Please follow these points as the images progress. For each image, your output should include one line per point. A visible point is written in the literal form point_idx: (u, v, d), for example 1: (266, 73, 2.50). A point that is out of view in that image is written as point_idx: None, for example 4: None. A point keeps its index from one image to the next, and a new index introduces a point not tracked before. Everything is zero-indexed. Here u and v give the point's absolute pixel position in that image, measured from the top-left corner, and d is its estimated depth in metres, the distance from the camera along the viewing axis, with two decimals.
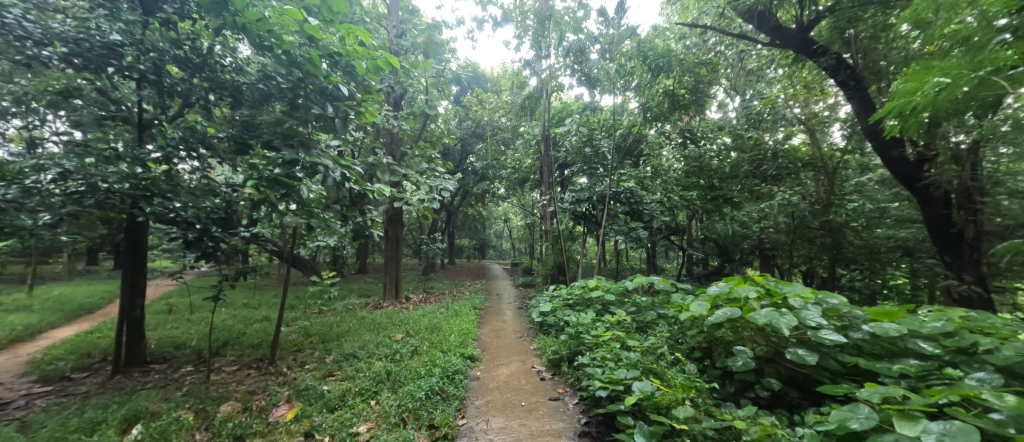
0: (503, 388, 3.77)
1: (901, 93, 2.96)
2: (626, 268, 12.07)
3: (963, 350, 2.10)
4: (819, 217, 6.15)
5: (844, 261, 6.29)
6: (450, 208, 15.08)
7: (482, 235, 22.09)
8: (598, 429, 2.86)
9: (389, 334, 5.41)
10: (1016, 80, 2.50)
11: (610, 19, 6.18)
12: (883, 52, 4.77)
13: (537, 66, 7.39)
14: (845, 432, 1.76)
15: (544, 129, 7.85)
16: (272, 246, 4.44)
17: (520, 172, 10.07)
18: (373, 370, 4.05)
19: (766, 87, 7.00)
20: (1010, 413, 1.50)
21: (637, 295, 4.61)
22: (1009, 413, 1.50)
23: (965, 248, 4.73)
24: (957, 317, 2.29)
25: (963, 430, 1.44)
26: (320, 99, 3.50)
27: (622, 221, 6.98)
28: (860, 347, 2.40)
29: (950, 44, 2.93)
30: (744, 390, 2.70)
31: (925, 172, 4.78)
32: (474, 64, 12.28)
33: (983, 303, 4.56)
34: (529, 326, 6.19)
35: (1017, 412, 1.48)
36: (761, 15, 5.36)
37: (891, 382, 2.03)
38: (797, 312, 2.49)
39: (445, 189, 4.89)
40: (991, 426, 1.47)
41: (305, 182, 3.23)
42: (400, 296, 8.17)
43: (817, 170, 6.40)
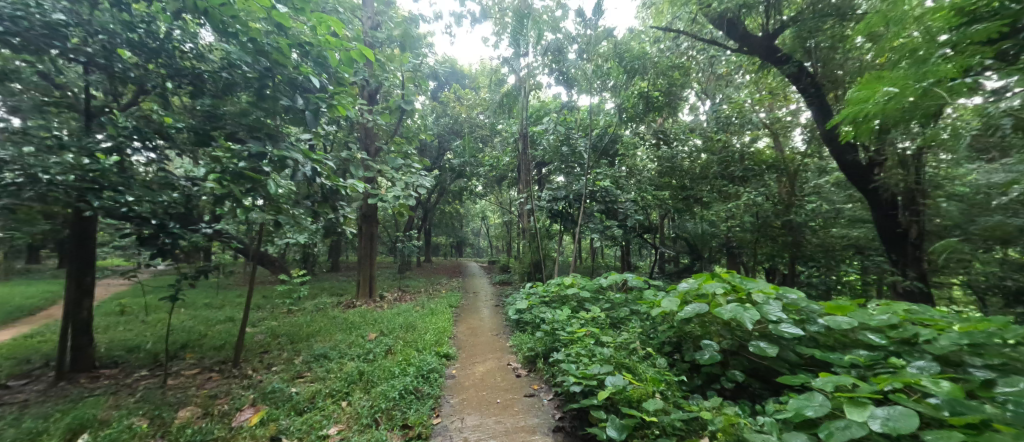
0: (479, 386, 3.77)
1: (855, 101, 3.15)
2: (601, 266, 12.33)
3: (906, 341, 2.27)
4: (781, 216, 6.53)
5: (803, 258, 6.65)
6: (426, 206, 14.88)
7: (460, 233, 22.00)
8: (571, 424, 2.90)
9: (362, 334, 5.29)
10: (955, 92, 2.71)
11: (588, 19, 6.32)
12: (840, 62, 5.04)
13: (515, 64, 7.40)
14: (801, 419, 1.87)
15: (521, 127, 7.85)
16: (236, 244, 4.24)
17: (498, 169, 10.07)
18: (344, 371, 3.95)
19: (735, 91, 7.30)
20: (945, 397, 1.62)
21: (611, 292, 4.71)
22: (944, 398, 1.62)
23: (909, 246, 5.16)
24: (901, 310, 2.47)
25: (903, 415, 1.55)
26: (289, 90, 3.34)
27: (597, 219, 7.11)
28: (816, 339, 2.56)
29: (900, 57, 3.15)
30: (710, 382, 2.82)
31: (876, 175, 5.13)
32: (452, 60, 12.17)
33: (923, 297, 4.97)
34: (506, 323, 6.21)
35: (951, 396, 1.61)
36: (730, 22, 5.59)
37: (843, 372, 2.18)
38: (760, 307, 2.63)
39: (421, 186, 4.81)
40: (927, 410, 1.59)
41: (271, 177, 3.08)
42: (375, 294, 8.00)
43: (780, 172, 6.78)
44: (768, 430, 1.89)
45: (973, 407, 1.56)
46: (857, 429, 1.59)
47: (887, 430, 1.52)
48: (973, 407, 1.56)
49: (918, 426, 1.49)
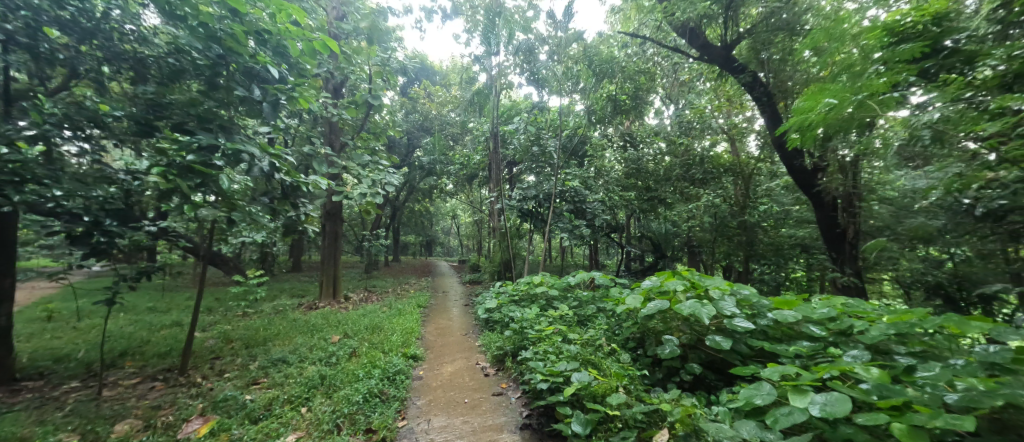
0: (446, 387, 3.73)
1: (800, 110, 3.39)
2: (570, 265, 12.56)
3: (842, 332, 2.47)
4: (737, 217, 6.94)
5: (756, 256, 7.10)
6: (394, 204, 14.53)
7: (429, 232, 21.65)
8: (538, 420, 2.92)
9: (325, 336, 5.09)
10: (886, 105, 2.96)
11: (559, 22, 6.43)
12: (789, 74, 5.36)
13: (486, 62, 7.38)
14: (750, 408, 1.99)
15: (492, 126, 7.82)
16: (184, 243, 3.95)
17: (469, 168, 9.98)
18: (305, 375, 3.79)
19: (696, 98, 7.65)
20: (874, 382, 1.77)
21: (579, 291, 4.80)
22: (873, 383, 1.77)
23: (847, 245, 5.56)
24: (839, 304, 2.69)
25: (838, 400, 1.68)
26: (245, 79, 3.16)
27: (567, 218, 7.19)
28: (766, 332, 2.74)
29: (840, 72, 3.44)
30: (671, 376, 2.94)
31: (819, 180, 5.43)
32: (422, 55, 11.94)
33: (858, 291, 5.44)
34: (475, 323, 6.17)
35: (878, 382, 1.77)
36: (692, 32, 5.83)
37: (788, 362, 2.35)
38: (716, 303, 2.78)
39: (389, 184, 4.68)
40: (859, 395, 1.73)
41: (225, 171, 2.89)
42: (338, 295, 7.72)
43: (736, 175, 7.17)
44: (722, 419, 2.00)
45: (897, 391, 1.72)
46: (799, 415, 1.71)
47: (825, 414, 1.65)
48: (897, 391, 1.71)
49: (850, 410, 1.63)
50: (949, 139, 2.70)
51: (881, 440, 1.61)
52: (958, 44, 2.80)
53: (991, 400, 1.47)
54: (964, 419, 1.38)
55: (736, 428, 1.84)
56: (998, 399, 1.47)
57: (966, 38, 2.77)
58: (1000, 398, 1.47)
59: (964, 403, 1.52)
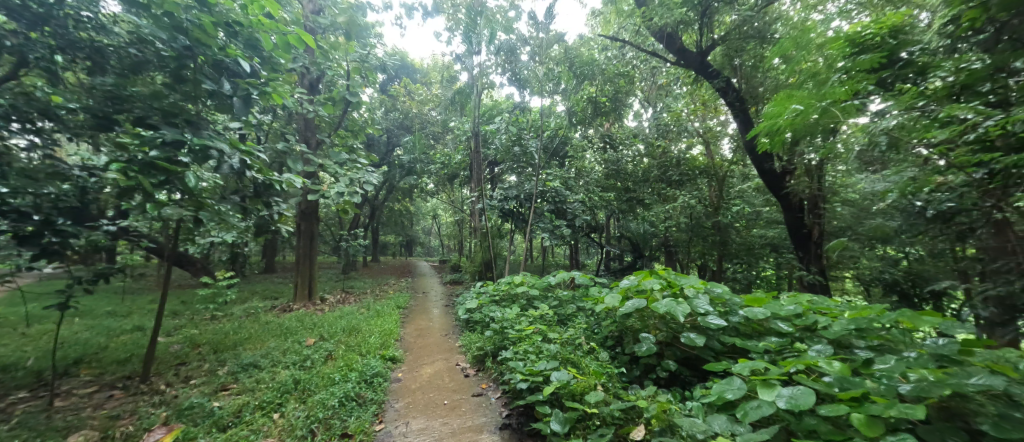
0: (425, 389, 3.69)
1: (769, 115, 3.51)
2: (551, 265, 12.65)
3: (807, 328, 2.59)
4: (711, 218, 7.16)
5: (729, 255, 7.35)
6: (372, 203, 14.27)
7: (410, 232, 21.37)
8: (518, 420, 2.93)
9: (300, 339, 4.94)
10: (847, 112, 3.09)
11: (540, 23, 6.46)
12: (761, 80, 5.68)
13: (468, 62, 7.35)
14: (722, 402, 2.05)
15: (473, 125, 7.78)
16: (147, 243, 3.75)
17: (450, 168, 9.90)
18: (277, 380, 3.66)
19: (673, 101, 7.88)
20: (836, 375, 1.85)
21: (559, 290, 4.85)
22: (835, 376, 1.86)
23: (812, 244, 5.84)
24: (805, 301, 2.82)
25: (803, 393, 1.76)
26: (214, 73, 3.00)
27: (547, 218, 7.22)
28: (737, 328, 2.85)
29: (806, 80, 3.63)
30: (647, 372, 3.00)
31: (787, 182, 5.65)
32: (403, 52, 11.77)
33: (822, 289, 5.71)
34: (456, 323, 6.13)
35: (840, 374, 1.85)
36: (670, 36, 5.96)
37: (758, 357, 2.44)
38: (691, 301, 2.86)
39: (368, 183, 4.59)
40: (822, 388, 1.81)
41: (191, 168, 2.76)
42: (314, 297, 7.51)
43: (710, 177, 7.56)
44: (695, 414, 2.05)
45: (857, 383, 1.80)
46: (767, 408, 1.78)
47: (791, 407, 1.72)
48: (857, 383, 1.80)
49: (814, 402, 1.70)
50: (903, 146, 2.87)
51: (842, 430, 1.69)
52: (911, 56, 2.97)
53: (939, 389, 1.56)
54: (916, 408, 1.47)
55: (708, 422, 1.90)
56: (945, 388, 1.57)
57: (919, 51, 2.95)
58: (948, 388, 1.57)
59: (916, 393, 1.61)
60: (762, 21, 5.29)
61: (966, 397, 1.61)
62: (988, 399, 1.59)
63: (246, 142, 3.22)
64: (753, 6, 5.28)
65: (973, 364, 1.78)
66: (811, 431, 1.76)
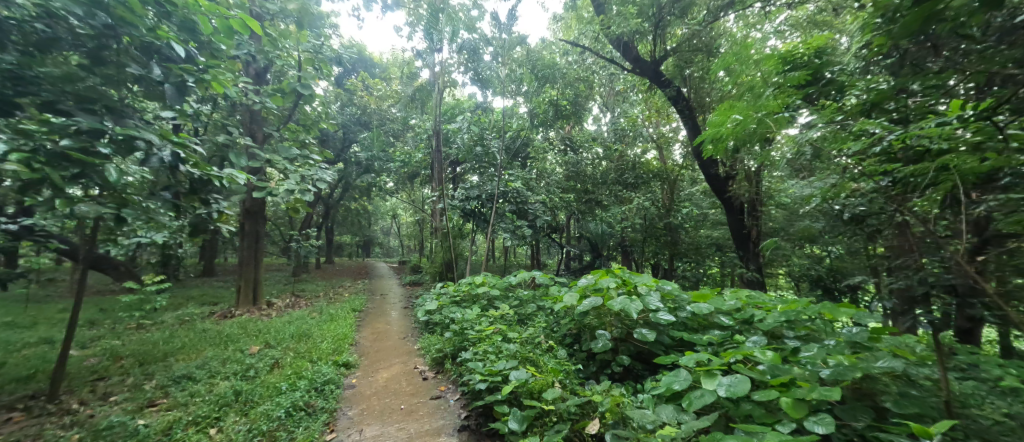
0: (381, 394, 3.56)
1: (713, 123, 3.56)
2: (513, 265, 12.74)
3: (745, 320, 2.79)
4: (663, 219, 7.60)
5: (678, 254, 7.81)
6: (326, 202, 13.62)
7: (367, 232, 20.60)
8: (477, 421, 2.89)
9: (242, 347, 4.59)
10: (779, 122, 3.27)
11: (502, 24, 6.40)
12: (707, 91, 6.39)
13: (429, 59, 7.23)
14: (670, 393, 2.15)
15: (435, 123, 7.63)
16: (57, 244, 3.31)
17: (409, 166, 9.64)
18: (215, 392, 3.37)
19: (629, 107, 8.25)
20: (768, 364, 2.00)
21: (520, 290, 4.89)
22: (768, 364, 2.00)
23: (751, 244, 6.32)
24: (744, 296, 3.04)
25: (740, 381, 1.88)
26: (141, 56, 2.70)
27: (509, 219, 7.24)
28: (685, 323, 3.01)
29: (745, 92, 3.95)
30: (603, 368, 3.09)
31: (729, 187, 6.08)
32: (360, 45, 11.34)
33: (759, 285, 6.20)
34: (415, 326, 5.97)
35: (773, 363, 2.00)
36: (625, 45, 6.12)
37: (703, 349, 2.59)
38: (643, 298, 2.99)
39: (321, 180, 4.35)
40: (756, 375, 1.95)
41: (111, 160, 2.45)
42: (258, 302, 7.00)
43: (664, 180, 8.00)
44: (646, 406, 2.13)
45: (786, 370, 1.96)
46: (708, 396, 1.89)
47: (729, 394, 1.83)
48: (786, 370, 1.95)
49: (749, 389, 1.83)
50: (823, 158, 3.19)
51: (773, 413, 1.84)
52: (832, 75, 3.34)
53: (852, 373, 1.73)
54: (834, 390, 1.61)
55: (656, 412, 1.97)
56: (858, 371, 1.74)
57: (839, 71, 3.32)
58: (860, 371, 1.74)
59: (834, 377, 1.77)
60: (708, 35, 5.67)
61: (874, 378, 1.80)
62: (892, 380, 1.78)
63: (179, 133, 2.94)
64: (700, 21, 5.63)
65: (881, 349, 1.99)
66: (746, 416, 1.89)
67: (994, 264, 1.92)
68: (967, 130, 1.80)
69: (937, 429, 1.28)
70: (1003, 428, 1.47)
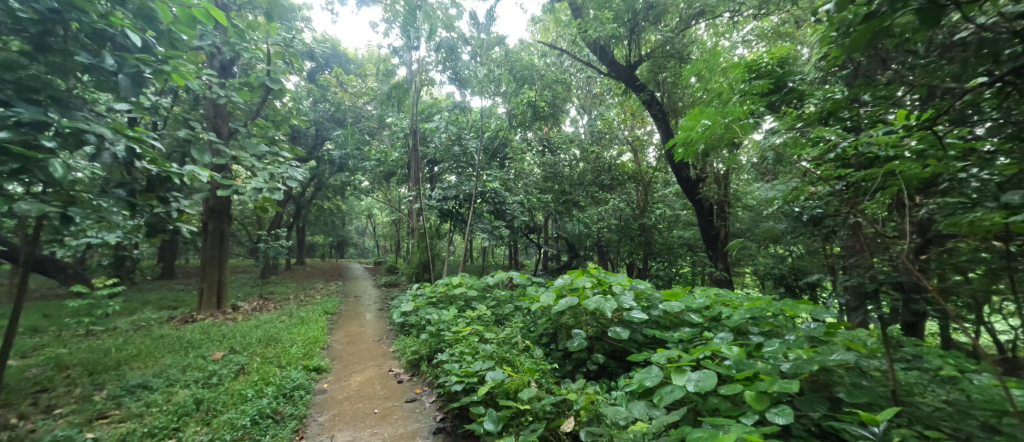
0: (355, 399, 3.48)
1: (682, 128, 3.62)
2: (491, 265, 12.75)
3: (714, 318, 2.89)
4: (637, 220, 7.81)
5: (652, 254, 8.03)
6: (297, 200, 13.19)
7: (341, 232, 20.10)
8: (453, 423, 2.87)
9: (204, 354, 4.38)
10: (744, 127, 3.40)
11: (481, 24, 6.52)
12: (680, 97, 6.52)
13: (405, 56, 7.15)
14: (642, 389, 2.19)
15: (412, 121, 7.51)
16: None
17: (385, 165, 9.46)
18: (173, 402, 3.19)
19: (605, 110, 8.42)
20: (734, 359, 2.08)
21: (497, 291, 4.89)
22: (734, 359, 2.08)
23: (719, 244, 6.57)
24: (713, 295, 3.15)
25: (707, 376, 1.95)
26: (93, 43, 2.48)
27: (486, 219, 7.24)
28: (657, 321, 3.09)
29: (713, 98, 4.12)
30: (578, 366, 3.14)
31: (700, 189, 6.30)
32: (334, 40, 11.06)
33: (727, 283, 6.45)
34: (390, 327, 5.88)
35: (738, 358, 2.08)
36: (602, 49, 6.31)
37: (673, 346, 2.67)
38: (617, 297, 3.05)
39: (291, 178, 4.22)
40: (722, 370, 2.02)
41: (57, 155, 2.28)
42: (223, 305, 6.70)
43: (638, 182, 8.22)
44: (619, 402, 2.17)
45: (750, 364, 2.04)
46: (678, 392, 1.94)
47: (698, 389, 1.89)
48: (750, 364, 2.04)
49: (716, 384, 1.89)
50: (784, 163, 3.36)
51: (738, 406, 1.91)
52: (793, 84, 3.52)
53: (809, 365, 1.83)
54: (793, 382, 1.69)
55: (629, 409, 2.01)
56: (815, 364, 1.84)
57: (800, 80, 3.49)
58: (817, 364, 1.84)
59: (794, 370, 1.86)
60: (681, 42, 5.82)
61: (829, 370, 1.91)
62: (845, 372, 1.90)
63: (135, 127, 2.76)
64: (673, 28, 5.79)
65: (836, 342, 2.12)
66: (714, 410, 1.96)
67: (935, 262, 2.08)
68: (912, 138, 1.95)
69: (883, 417, 1.37)
70: (942, 414, 1.58)
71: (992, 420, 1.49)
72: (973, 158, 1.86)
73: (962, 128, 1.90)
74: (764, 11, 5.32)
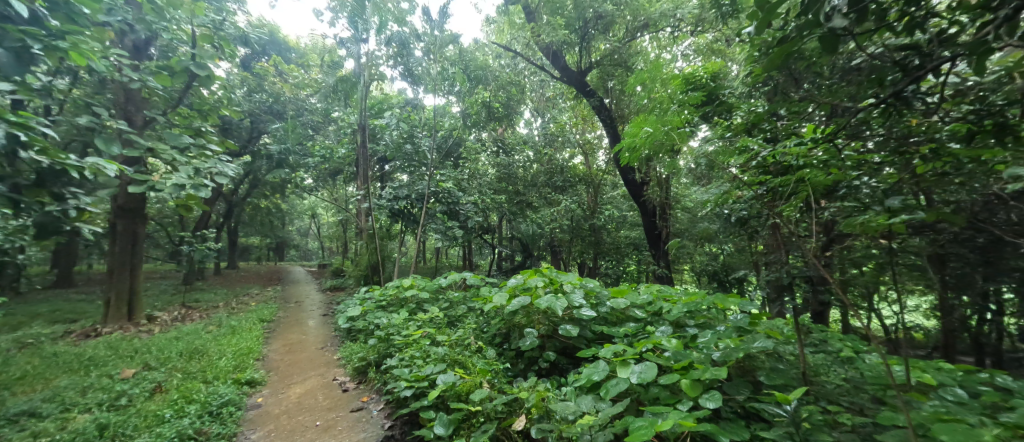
0: (293, 412, 3.29)
1: (627, 134, 3.84)
2: (445, 266, 12.59)
3: (656, 313, 3.07)
4: (588, 221, 8.11)
5: (601, 253, 8.38)
6: (230, 198, 12.18)
7: (282, 233, 18.86)
8: (402, 430, 2.79)
9: (111, 372, 3.91)
10: (682, 136, 3.65)
11: (434, 21, 6.39)
12: (626, 103, 6.84)
13: (354, 49, 6.88)
14: (590, 384, 2.28)
15: (360, 117, 7.20)
16: None
17: (330, 162, 9.02)
18: (70, 429, 2.81)
19: (558, 113, 8.65)
20: (673, 350, 2.23)
21: (450, 292, 4.83)
22: (672, 351, 2.23)
23: (660, 244, 6.94)
24: (655, 292, 3.35)
25: (649, 367, 2.06)
26: None
27: (439, 220, 7.15)
28: (605, 317, 3.22)
29: (655, 106, 4.38)
30: (531, 365, 3.19)
31: (644, 192, 6.65)
32: (274, 27, 10.38)
33: (668, 281, 6.83)
34: (335, 333, 5.62)
35: (676, 350, 2.22)
36: (554, 54, 6.51)
37: (620, 341, 2.80)
38: (568, 296, 3.15)
39: (220, 174, 3.90)
40: (662, 361, 2.16)
41: None
42: (136, 316, 6.04)
43: (588, 184, 8.55)
44: (568, 397, 2.24)
45: (686, 354, 2.20)
46: (623, 384, 2.04)
47: (640, 380, 2.00)
48: (686, 355, 2.19)
49: (656, 374, 2.01)
50: (716, 169, 3.65)
51: (675, 394, 2.06)
52: (723, 97, 3.84)
53: (736, 353, 2.01)
54: (722, 369, 1.85)
55: (578, 403, 2.08)
56: (740, 351, 2.03)
57: (729, 94, 3.81)
58: (742, 351, 2.03)
59: (723, 358, 2.04)
60: (627, 52, 6.15)
61: (753, 356, 2.11)
62: (765, 357, 2.11)
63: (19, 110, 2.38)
64: (620, 39, 6.12)
65: (759, 331, 2.34)
66: (654, 399, 2.09)
67: (838, 258, 2.39)
68: (819, 149, 2.21)
69: (793, 396, 1.54)
70: (841, 389, 1.81)
71: (880, 393, 1.73)
72: (865, 167, 2.14)
73: (856, 141, 2.19)
74: (700, 28, 5.74)
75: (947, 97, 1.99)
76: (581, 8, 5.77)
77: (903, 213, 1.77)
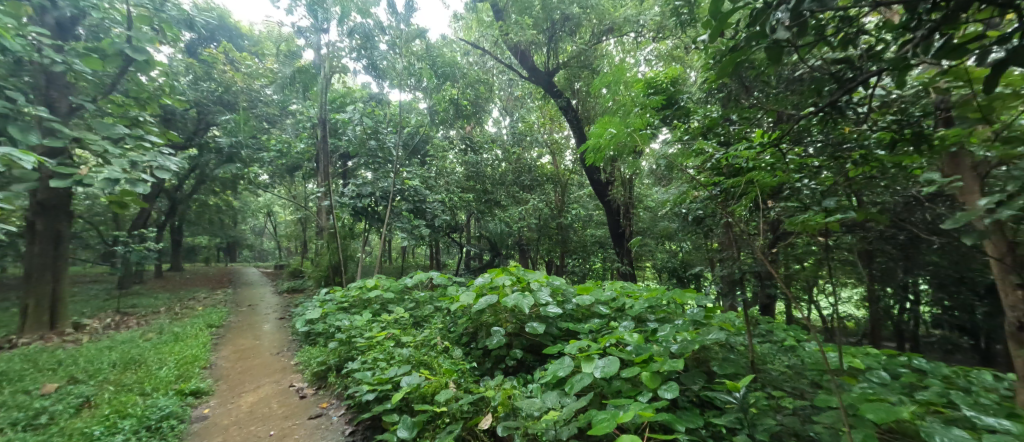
0: (243, 422, 3.12)
1: (592, 135, 3.91)
2: (411, 266, 12.36)
3: (619, 308, 3.16)
4: (555, 219, 8.35)
5: (568, 251, 8.55)
6: (173, 195, 11.30)
7: (234, 232, 17.77)
8: (363, 435, 2.72)
9: (29, 388, 3.53)
10: (644, 137, 3.76)
11: (400, 15, 6.26)
12: (593, 104, 6.97)
13: (314, 40, 6.60)
14: (555, 380, 2.31)
15: (320, 111, 6.91)
16: None
17: (288, 158, 8.61)
18: None
19: (526, 113, 8.71)
20: (634, 344, 2.31)
21: (416, 292, 4.75)
22: (633, 345, 2.31)
23: (624, 242, 7.17)
24: (618, 289, 3.45)
25: (612, 362, 2.13)
26: None
27: (405, 218, 7.01)
28: (570, 314, 3.28)
29: (619, 108, 4.49)
30: (497, 364, 3.20)
31: (609, 191, 6.86)
32: (224, 12, 9.74)
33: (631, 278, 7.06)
34: (292, 337, 5.38)
35: (637, 344, 2.30)
36: (522, 53, 6.54)
37: (584, 337, 2.86)
38: (535, 293, 3.19)
39: (161, 168, 3.60)
40: (624, 355, 2.23)
41: None
42: (59, 324, 5.50)
43: (556, 183, 8.76)
44: (533, 394, 2.26)
45: (646, 348, 2.28)
46: (587, 378, 2.09)
47: (603, 375, 2.06)
48: (646, 348, 2.28)
49: (618, 368, 2.08)
50: (675, 170, 3.82)
51: (636, 387, 2.13)
52: (682, 101, 3.99)
53: (692, 345, 2.12)
54: (679, 361, 1.94)
55: (543, 399, 2.10)
56: (695, 344, 2.13)
57: (687, 99, 3.98)
58: (698, 343, 2.13)
59: (680, 350, 2.14)
60: (592, 54, 6.31)
61: (707, 348, 2.22)
62: (719, 348, 2.23)
63: None
64: (586, 41, 6.27)
65: (713, 324, 2.47)
66: (616, 392, 2.16)
67: (783, 255, 2.56)
68: (766, 153, 2.36)
69: (742, 384, 1.64)
70: (784, 376, 1.95)
71: (817, 378, 1.89)
72: (806, 170, 2.31)
73: (799, 147, 2.36)
74: (661, 34, 5.97)
75: (874, 108, 2.19)
76: (549, 9, 5.84)
77: (837, 213, 1.93)
